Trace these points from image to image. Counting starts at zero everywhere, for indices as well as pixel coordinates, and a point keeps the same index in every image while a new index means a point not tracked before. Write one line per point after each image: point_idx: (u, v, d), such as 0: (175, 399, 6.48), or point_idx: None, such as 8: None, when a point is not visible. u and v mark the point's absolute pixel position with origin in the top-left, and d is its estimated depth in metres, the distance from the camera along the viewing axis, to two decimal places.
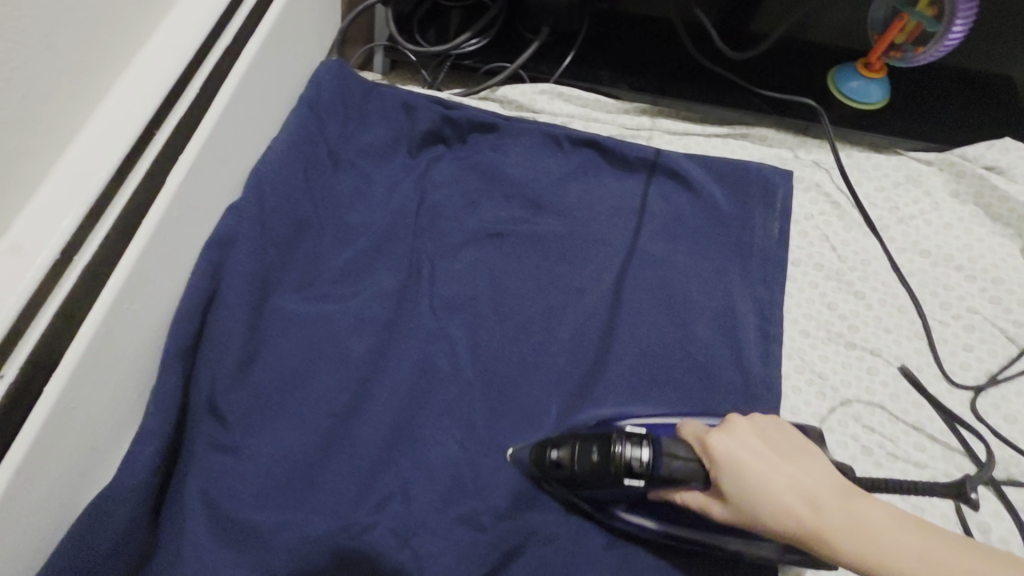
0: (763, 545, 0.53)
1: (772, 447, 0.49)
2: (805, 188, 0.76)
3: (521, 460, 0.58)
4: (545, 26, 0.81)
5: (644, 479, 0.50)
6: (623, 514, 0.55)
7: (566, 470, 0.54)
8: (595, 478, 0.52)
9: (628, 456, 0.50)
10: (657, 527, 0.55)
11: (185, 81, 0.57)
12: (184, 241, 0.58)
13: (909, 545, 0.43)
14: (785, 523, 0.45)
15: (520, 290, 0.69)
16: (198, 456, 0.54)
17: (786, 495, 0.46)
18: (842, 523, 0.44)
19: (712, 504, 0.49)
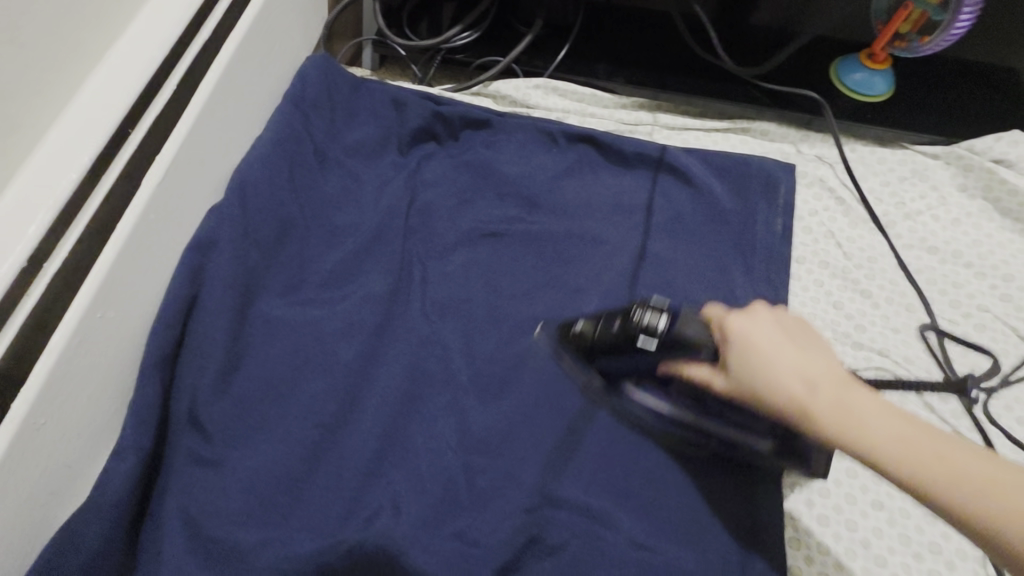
0: (758, 441, 0.53)
1: (786, 334, 0.44)
2: (809, 183, 0.74)
3: (544, 340, 0.62)
4: (540, 17, 0.79)
5: (650, 349, 0.49)
6: (626, 399, 0.57)
7: (579, 342, 0.55)
8: (606, 349, 0.52)
9: (638, 328, 0.49)
10: (658, 414, 0.56)
11: (161, 77, 0.54)
12: (162, 244, 0.55)
13: (914, 444, 0.38)
14: (776, 400, 0.41)
15: (515, 291, 0.66)
16: (179, 471, 0.52)
17: (784, 376, 0.41)
18: (841, 408, 0.39)
19: (713, 379, 0.46)
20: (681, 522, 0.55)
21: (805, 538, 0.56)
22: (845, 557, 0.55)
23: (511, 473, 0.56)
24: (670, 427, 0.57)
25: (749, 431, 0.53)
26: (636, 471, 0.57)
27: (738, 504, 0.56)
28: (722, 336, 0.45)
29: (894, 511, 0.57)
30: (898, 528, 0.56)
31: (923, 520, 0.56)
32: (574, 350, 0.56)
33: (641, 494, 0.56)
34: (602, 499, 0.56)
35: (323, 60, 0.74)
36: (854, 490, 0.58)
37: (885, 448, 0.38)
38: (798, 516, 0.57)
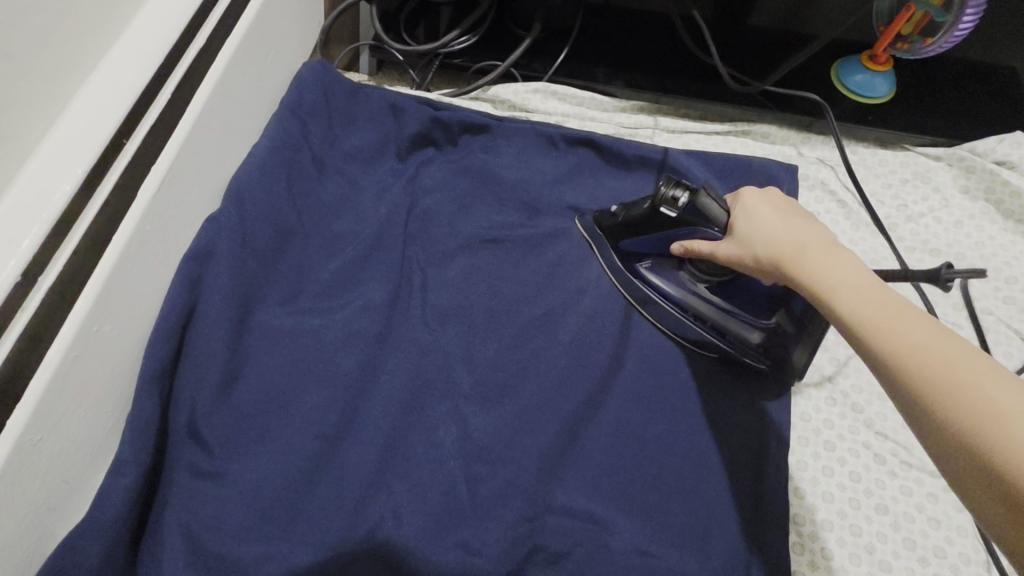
0: (751, 331, 0.60)
1: (792, 209, 0.52)
2: (811, 186, 0.73)
3: (585, 227, 0.69)
4: (536, 22, 0.78)
5: (671, 218, 0.57)
6: (648, 272, 0.65)
7: (619, 215, 0.64)
8: (638, 218, 0.61)
9: (663, 199, 0.56)
10: (670, 290, 0.64)
11: (156, 86, 0.54)
12: (159, 254, 0.55)
13: (868, 293, 0.41)
14: (761, 252, 0.49)
15: (516, 297, 0.66)
16: (180, 484, 0.51)
17: (772, 231, 0.49)
18: (812, 260, 0.45)
19: (717, 244, 0.54)
20: (685, 529, 0.55)
21: (808, 543, 0.56)
22: (849, 562, 0.54)
23: (514, 482, 0.56)
24: (676, 308, 0.64)
25: (744, 317, 0.60)
26: (639, 478, 0.57)
27: (742, 510, 0.56)
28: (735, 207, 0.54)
29: (899, 515, 0.56)
30: (903, 532, 0.56)
31: (927, 524, 0.56)
32: (611, 228, 0.65)
33: (644, 501, 0.56)
34: (606, 506, 0.55)
35: (320, 66, 0.73)
36: (859, 495, 0.57)
37: (833, 288, 0.43)
38: (802, 521, 0.56)
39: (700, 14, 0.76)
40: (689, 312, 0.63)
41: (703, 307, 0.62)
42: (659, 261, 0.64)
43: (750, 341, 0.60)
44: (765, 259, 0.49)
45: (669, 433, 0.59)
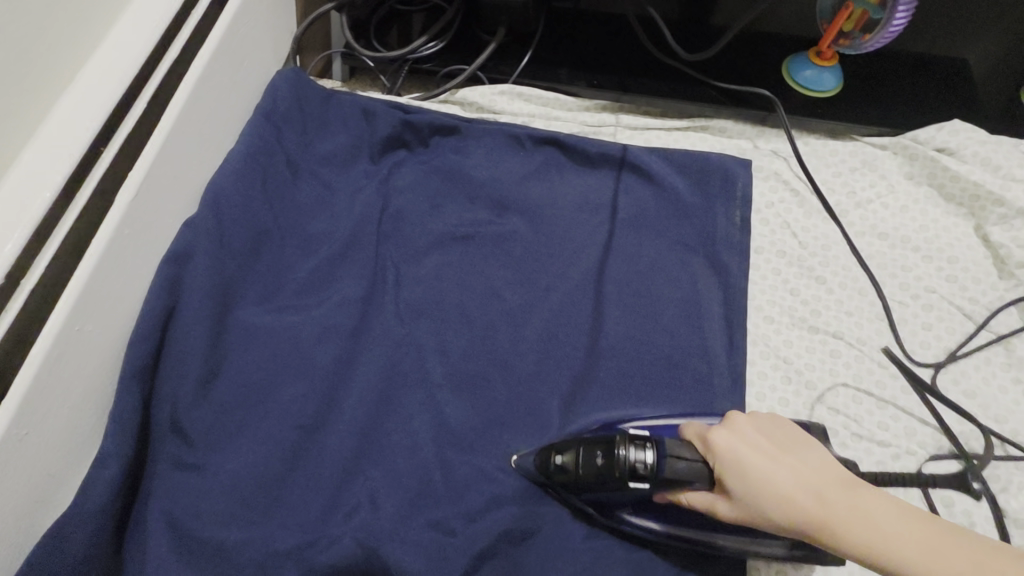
0: (770, 546, 0.54)
1: (772, 443, 0.49)
2: (765, 177, 0.77)
3: (529, 474, 0.58)
4: (501, 26, 0.82)
5: (643, 483, 0.51)
6: (632, 519, 0.56)
7: (566, 476, 0.55)
8: (597, 479, 0.53)
9: (629, 458, 0.51)
10: (663, 528, 0.55)
11: (131, 95, 0.56)
12: (137, 257, 0.57)
13: (914, 543, 0.42)
14: (787, 517, 0.45)
15: (486, 290, 0.69)
16: (163, 475, 0.54)
17: (785, 490, 0.46)
18: (847, 519, 0.44)
19: (716, 501, 0.50)
20: None
21: None
22: None
23: (486, 465, 0.58)
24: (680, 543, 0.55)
25: (760, 536, 0.54)
26: None
27: None
28: (712, 458, 0.49)
29: None
30: None
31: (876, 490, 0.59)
32: (568, 484, 0.55)
33: None
34: None
35: (293, 73, 0.76)
36: None
37: (884, 543, 0.43)
38: None
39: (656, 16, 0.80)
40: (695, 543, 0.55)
41: (704, 538, 0.55)
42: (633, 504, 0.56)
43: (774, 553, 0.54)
44: (798, 529, 0.45)
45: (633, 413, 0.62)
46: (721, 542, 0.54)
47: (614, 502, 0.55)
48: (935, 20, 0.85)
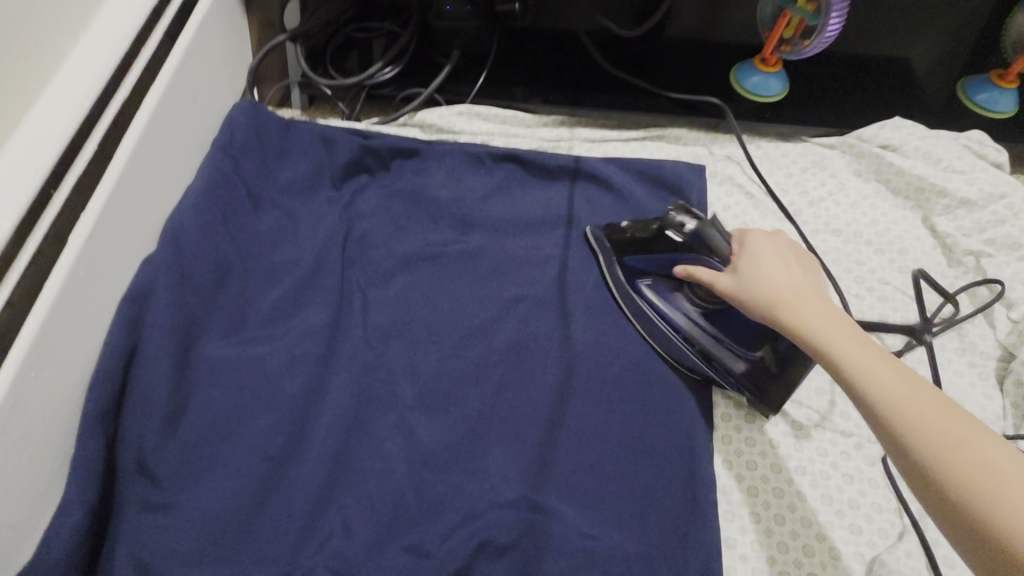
0: (735, 359, 0.63)
1: (793, 258, 0.57)
2: (720, 181, 0.79)
3: (592, 239, 0.74)
4: (456, 49, 0.83)
5: (671, 246, 0.64)
6: (648, 288, 0.69)
7: (621, 233, 0.70)
8: (642, 235, 0.67)
9: (671, 224, 0.63)
10: (666, 305, 0.68)
11: (83, 137, 0.56)
12: (95, 297, 0.56)
13: (850, 340, 0.48)
14: (762, 293, 0.54)
15: (453, 309, 0.69)
16: (128, 519, 0.53)
17: (775, 279, 0.55)
18: (808, 307, 0.52)
19: (718, 276, 0.59)
20: (623, 510, 0.58)
21: (737, 509, 0.60)
22: (772, 521, 0.59)
23: (460, 483, 0.58)
24: (667, 323, 0.67)
25: (731, 346, 0.64)
26: (579, 467, 0.61)
27: (675, 487, 0.60)
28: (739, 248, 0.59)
29: (816, 474, 0.61)
30: (820, 489, 0.60)
31: (841, 481, 0.61)
32: (615, 243, 0.70)
33: (585, 487, 0.60)
34: (549, 496, 0.59)
35: (250, 105, 0.76)
36: (778, 459, 0.62)
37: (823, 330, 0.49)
38: (729, 490, 0.61)
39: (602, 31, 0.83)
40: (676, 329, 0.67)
41: (690, 329, 0.66)
42: (658, 277, 0.69)
43: (732, 368, 0.63)
44: (764, 305, 0.54)
45: (604, 421, 0.63)
46: (699, 338, 0.65)
47: (643, 269, 0.69)
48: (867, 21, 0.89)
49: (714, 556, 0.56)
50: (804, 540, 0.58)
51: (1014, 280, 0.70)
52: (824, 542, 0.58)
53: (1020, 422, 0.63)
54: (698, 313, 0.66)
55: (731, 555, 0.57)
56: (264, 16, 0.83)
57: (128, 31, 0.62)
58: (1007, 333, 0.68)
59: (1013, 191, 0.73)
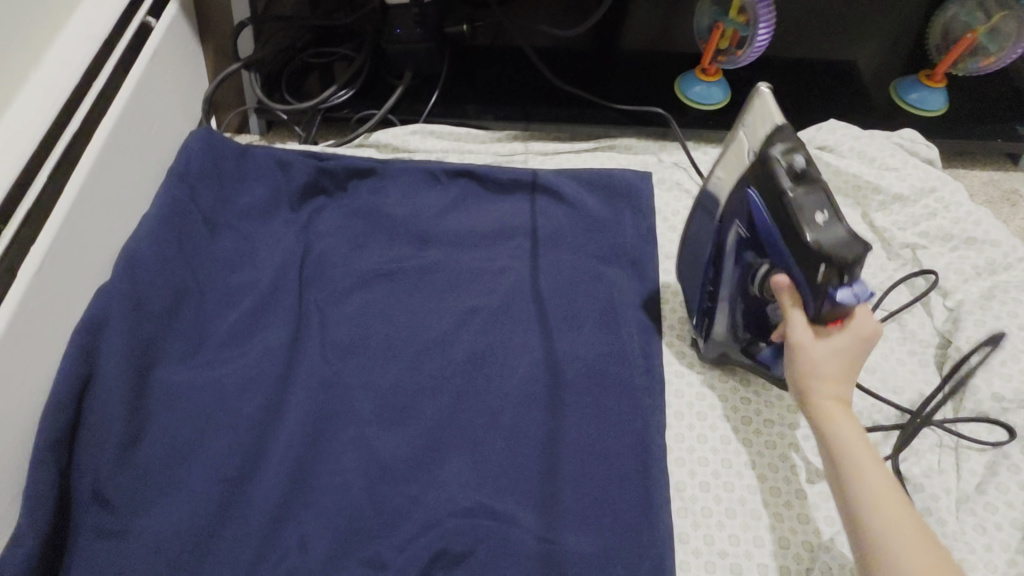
0: (721, 326, 0.65)
1: (856, 358, 0.51)
2: (668, 187, 0.82)
3: (748, 117, 0.55)
4: (408, 70, 0.87)
5: (801, 252, 0.50)
6: (734, 228, 0.58)
7: (781, 163, 0.51)
8: (795, 196, 0.50)
9: (827, 252, 0.48)
10: (722, 258, 0.61)
11: (31, 172, 0.57)
12: (46, 329, 0.57)
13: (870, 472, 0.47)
14: (804, 387, 0.51)
15: (410, 322, 0.70)
16: (83, 545, 0.54)
17: (827, 379, 0.50)
18: (841, 423, 0.49)
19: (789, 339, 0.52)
20: (579, 511, 0.60)
21: (689, 504, 0.61)
22: (722, 514, 0.61)
23: (417, 494, 0.59)
24: (710, 268, 0.63)
25: (721, 322, 0.64)
26: (537, 472, 0.62)
27: (630, 487, 0.61)
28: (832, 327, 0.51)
29: (764, 467, 0.64)
30: (769, 481, 0.63)
31: (788, 473, 0.63)
32: (756, 163, 0.53)
33: (541, 491, 0.61)
34: (506, 501, 0.60)
35: (205, 132, 0.78)
36: (728, 454, 0.64)
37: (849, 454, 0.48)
38: (683, 486, 0.63)
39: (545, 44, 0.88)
40: (711, 277, 0.63)
41: (717, 279, 0.63)
42: (754, 237, 0.56)
43: (715, 327, 0.65)
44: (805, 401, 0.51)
45: (560, 426, 0.65)
46: (714, 290, 0.63)
47: (754, 214, 0.54)
48: (796, 44, 0.96)
49: (667, 552, 0.58)
50: (754, 532, 0.60)
51: (948, 270, 0.73)
52: (774, 532, 0.60)
53: (958, 405, 0.65)
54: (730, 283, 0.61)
55: (683, 550, 0.59)
56: (218, 46, 0.85)
57: (78, 66, 0.63)
58: (944, 320, 0.70)
59: (942, 185, 0.77)
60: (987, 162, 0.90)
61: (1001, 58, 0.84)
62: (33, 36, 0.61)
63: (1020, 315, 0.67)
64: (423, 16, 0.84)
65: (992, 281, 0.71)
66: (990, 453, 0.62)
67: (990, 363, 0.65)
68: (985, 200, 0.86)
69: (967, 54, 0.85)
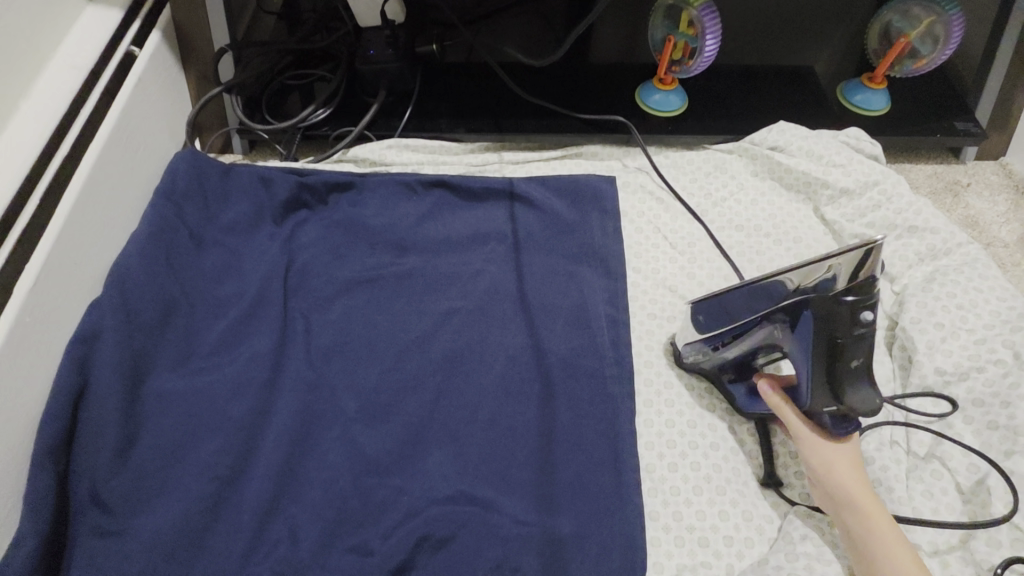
0: (719, 359, 0.67)
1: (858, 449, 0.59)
2: (633, 191, 0.87)
3: (848, 254, 0.53)
4: (382, 88, 0.92)
5: (826, 391, 0.57)
6: (771, 323, 0.60)
7: (851, 316, 0.54)
8: (844, 349, 0.55)
9: (844, 402, 0.56)
10: (751, 334, 0.62)
11: (24, 196, 0.61)
12: (43, 342, 0.61)
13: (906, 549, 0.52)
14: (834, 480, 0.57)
15: (391, 325, 0.74)
16: (81, 546, 0.56)
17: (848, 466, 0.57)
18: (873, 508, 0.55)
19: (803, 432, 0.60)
20: (555, 494, 0.63)
21: (659, 484, 0.65)
22: (690, 492, 0.65)
23: (402, 485, 0.63)
24: (733, 332, 0.64)
25: (722, 357, 0.67)
26: (514, 460, 0.65)
27: (603, 470, 0.65)
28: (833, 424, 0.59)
29: (727, 448, 0.68)
30: (732, 461, 0.67)
31: (748, 455, 0.67)
32: (826, 300, 0.55)
33: (519, 478, 0.64)
34: (485, 488, 0.63)
35: (190, 153, 0.81)
36: (695, 437, 0.68)
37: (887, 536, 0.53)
38: (653, 468, 0.66)
39: (510, 60, 0.93)
40: (729, 337, 0.64)
41: (744, 333, 0.63)
42: (791, 345, 0.59)
43: (712, 358, 0.68)
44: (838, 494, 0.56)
45: (537, 417, 0.68)
46: (735, 338, 0.64)
47: (806, 335, 0.57)
48: (747, 55, 1.02)
49: (637, 527, 0.61)
50: (720, 508, 0.64)
51: (893, 257, 0.78)
52: (738, 507, 0.64)
53: (906, 382, 0.70)
54: (755, 343, 0.63)
55: (653, 526, 0.63)
56: (201, 72, 0.88)
57: (65, 95, 0.67)
58: (891, 304, 0.75)
59: (885, 178, 0.82)
60: (931, 156, 0.96)
61: (931, 61, 0.92)
62: (22, 69, 0.65)
63: (958, 296, 0.72)
64: (394, 38, 0.90)
65: (933, 266, 0.76)
66: (936, 425, 0.66)
67: (933, 341, 0.70)
68: (929, 190, 0.92)
69: (903, 57, 0.93)
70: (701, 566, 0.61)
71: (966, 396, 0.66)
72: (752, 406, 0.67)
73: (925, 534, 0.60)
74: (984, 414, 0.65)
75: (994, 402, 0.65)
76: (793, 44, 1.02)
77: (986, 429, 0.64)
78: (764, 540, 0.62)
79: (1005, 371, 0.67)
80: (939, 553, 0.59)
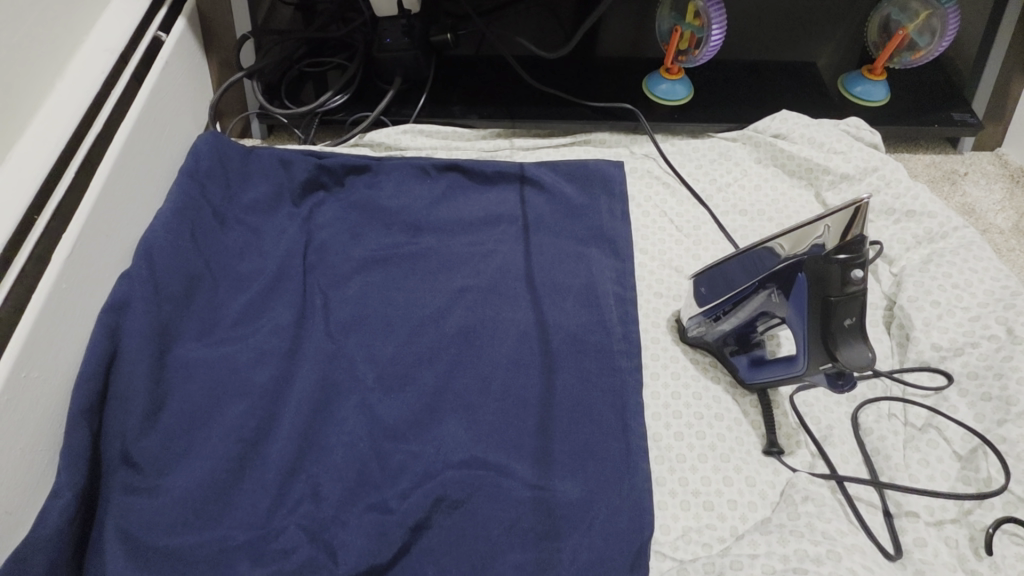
0: (716, 331, 0.71)
1: None
2: (640, 176, 0.90)
3: (836, 215, 0.56)
4: (398, 76, 0.95)
5: (820, 349, 0.59)
6: (766, 290, 0.63)
7: (842, 276, 0.56)
8: (837, 307, 0.58)
9: (839, 359, 0.58)
10: (747, 302, 0.65)
11: (61, 169, 0.64)
12: (78, 307, 0.63)
13: None
14: None
15: (406, 300, 0.77)
16: (113, 500, 0.59)
17: None
18: None
19: None
20: (565, 459, 0.66)
21: (665, 453, 0.68)
22: (696, 459, 0.67)
23: (418, 450, 0.65)
24: (731, 300, 0.66)
25: (718, 328, 0.70)
26: (526, 428, 0.68)
27: (612, 437, 0.67)
28: None
29: (732, 419, 0.70)
30: (737, 432, 0.69)
31: (751, 426, 0.70)
32: (818, 261, 0.58)
33: (530, 446, 0.67)
34: (498, 454, 0.66)
35: (212, 135, 0.84)
36: (700, 408, 0.71)
37: None
38: (660, 437, 0.69)
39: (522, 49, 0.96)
40: (728, 308, 0.67)
41: (737, 304, 0.66)
42: (787, 307, 0.62)
43: (710, 331, 0.71)
44: None
45: (547, 387, 0.71)
46: (729, 309, 0.67)
47: (800, 297, 0.60)
48: (750, 49, 1.05)
49: (645, 492, 0.64)
50: (725, 473, 0.66)
51: (892, 240, 0.81)
52: (742, 473, 0.66)
53: (903, 358, 0.73)
54: (748, 312, 0.66)
55: (660, 492, 0.65)
56: (224, 59, 0.91)
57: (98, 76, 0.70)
58: (890, 285, 0.78)
59: (883, 164, 0.85)
60: (931, 147, 0.99)
61: (929, 52, 0.95)
62: (57, 50, 0.68)
63: (954, 276, 0.75)
64: (410, 27, 0.93)
65: (931, 248, 0.79)
66: (932, 398, 0.68)
67: (929, 318, 0.73)
68: (927, 179, 0.95)
69: (901, 49, 0.96)
70: (705, 528, 0.63)
71: (961, 369, 0.69)
72: (750, 374, 0.70)
73: (922, 498, 0.62)
74: (978, 386, 0.68)
75: (987, 374, 0.68)
76: (797, 38, 1.05)
77: (980, 400, 0.67)
78: (767, 504, 0.65)
79: (998, 345, 0.69)
80: (937, 517, 0.61)
